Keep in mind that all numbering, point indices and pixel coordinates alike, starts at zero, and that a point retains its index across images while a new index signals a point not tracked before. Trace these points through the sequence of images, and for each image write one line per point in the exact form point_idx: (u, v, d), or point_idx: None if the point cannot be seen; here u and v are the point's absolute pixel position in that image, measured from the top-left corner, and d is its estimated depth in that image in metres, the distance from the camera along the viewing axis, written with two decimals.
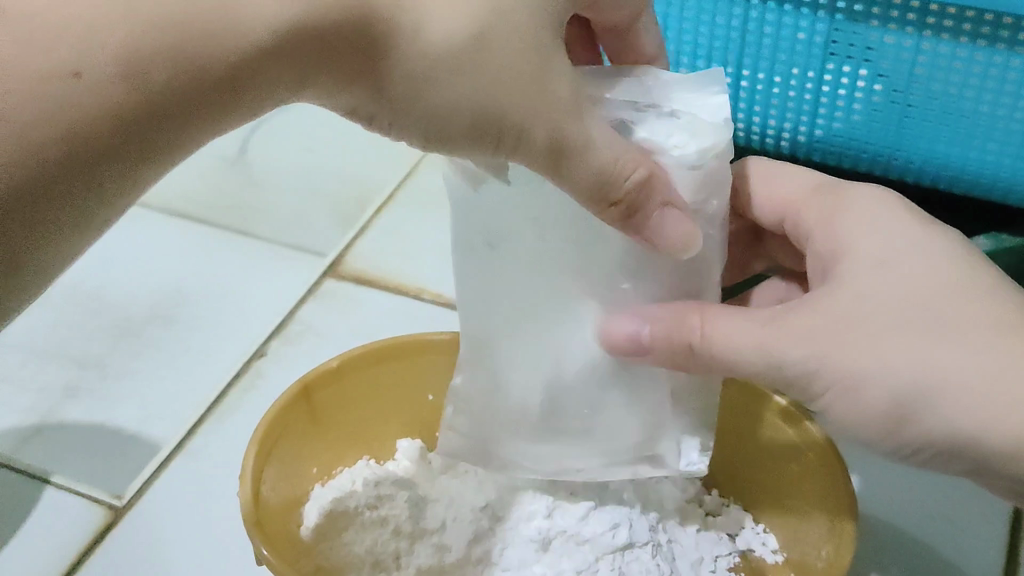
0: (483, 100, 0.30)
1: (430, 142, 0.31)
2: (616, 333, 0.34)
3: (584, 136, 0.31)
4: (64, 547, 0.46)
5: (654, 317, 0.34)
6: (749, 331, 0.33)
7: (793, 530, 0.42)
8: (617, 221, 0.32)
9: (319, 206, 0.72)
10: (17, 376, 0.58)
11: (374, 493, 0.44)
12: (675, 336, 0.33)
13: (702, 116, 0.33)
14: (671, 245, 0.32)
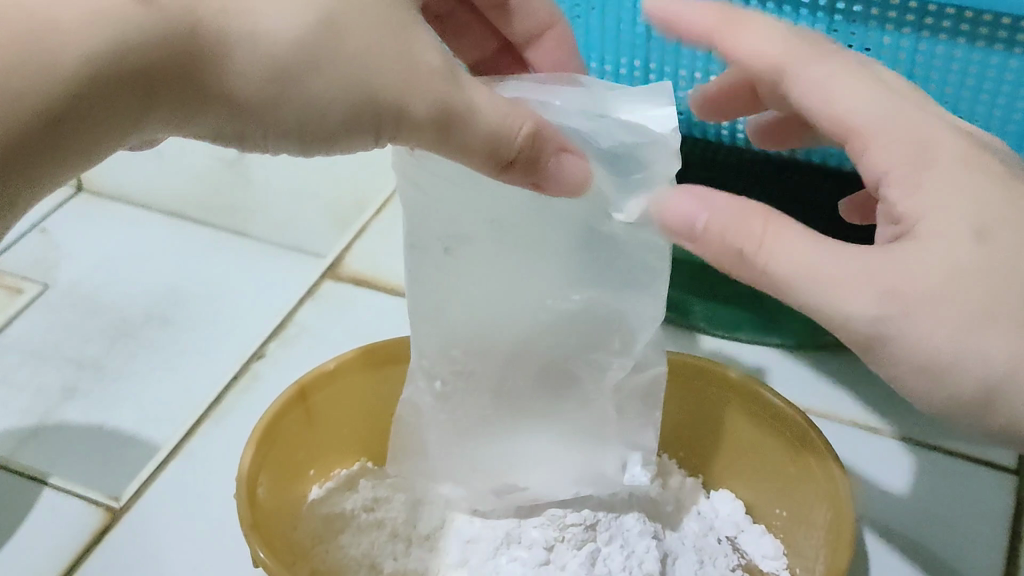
0: (351, 86, 0.30)
1: (322, 140, 0.32)
2: (669, 210, 0.33)
3: (472, 102, 0.31)
4: (60, 550, 0.45)
5: (715, 204, 0.32)
6: (821, 258, 0.30)
7: (796, 540, 0.42)
8: (521, 178, 0.33)
9: (316, 208, 0.72)
10: (14, 377, 0.58)
11: (370, 498, 0.43)
12: (730, 236, 0.31)
13: (647, 125, 0.35)
14: (573, 188, 0.34)
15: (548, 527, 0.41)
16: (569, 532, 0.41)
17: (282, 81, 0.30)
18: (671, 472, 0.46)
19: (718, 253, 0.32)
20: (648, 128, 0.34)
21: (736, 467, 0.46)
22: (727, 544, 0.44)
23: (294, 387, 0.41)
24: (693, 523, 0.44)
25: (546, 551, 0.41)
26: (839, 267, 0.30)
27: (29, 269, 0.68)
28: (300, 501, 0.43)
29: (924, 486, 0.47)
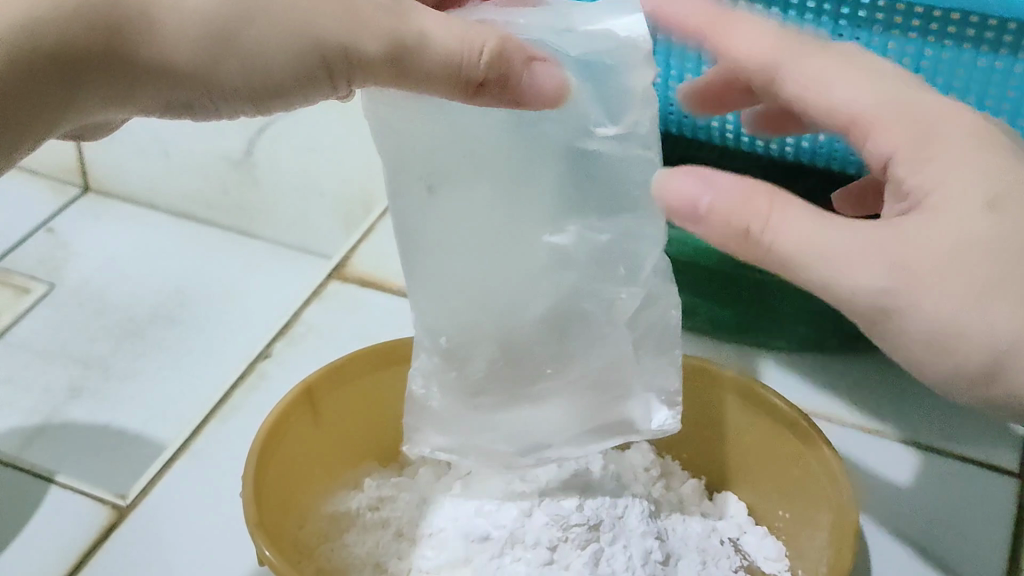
0: (288, 40, 0.32)
1: (287, 99, 0.34)
2: (671, 184, 0.32)
3: (422, 29, 0.32)
4: (66, 548, 0.46)
5: (714, 185, 0.31)
6: (825, 239, 0.30)
7: (800, 542, 0.42)
8: (493, 98, 0.32)
9: (328, 215, 0.73)
10: (21, 376, 0.59)
11: (376, 498, 0.43)
12: (735, 214, 0.30)
13: (614, 30, 0.34)
14: (545, 102, 0.33)
15: (552, 526, 0.41)
16: (572, 533, 0.40)
17: (216, 41, 0.32)
18: (674, 473, 0.47)
19: (722, 229, 0.31)
20: (614, 33, 0.34)
21: (739, 467, 0.46)
22: (730, 545, 0.44)
23: (301, 387, 0.42)
24: (697, 522, 0.44)
25: (549, 551, 0.40)
26: (849, 248, 0.29)
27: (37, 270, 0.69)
28: (311, 501, 0.43)
29: (928, 488, 0.47)
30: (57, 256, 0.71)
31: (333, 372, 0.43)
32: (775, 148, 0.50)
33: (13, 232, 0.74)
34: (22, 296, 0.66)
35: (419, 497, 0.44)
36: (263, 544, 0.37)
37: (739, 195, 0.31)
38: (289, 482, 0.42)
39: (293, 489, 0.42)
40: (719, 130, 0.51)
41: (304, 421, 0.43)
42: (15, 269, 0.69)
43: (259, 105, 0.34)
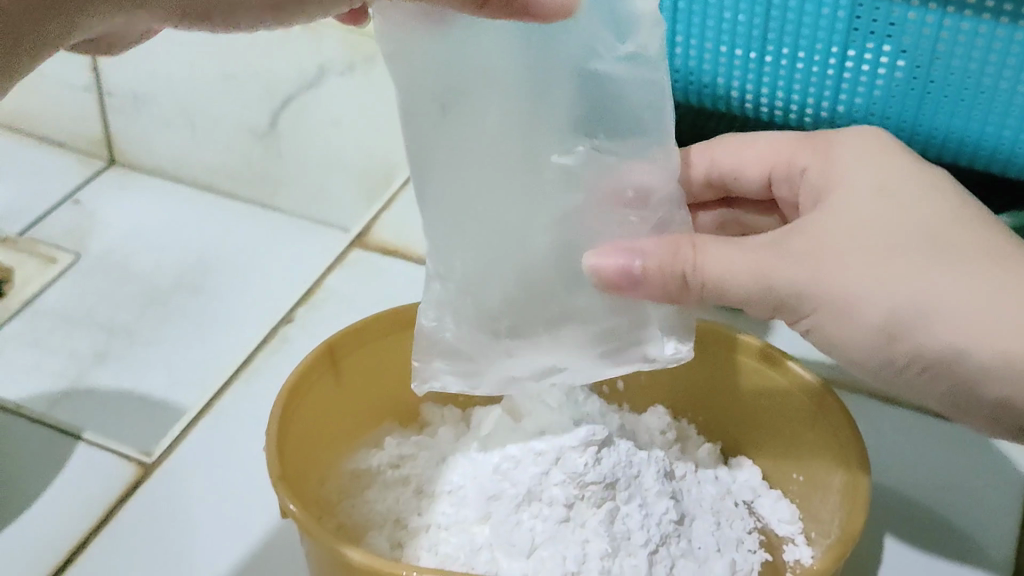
0: None
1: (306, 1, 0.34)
2: (605, 264, 0.37)
3: None
4: (92, 502, 0.47)
5: (637, 252, 0.36)
6: (735, 257, 0.36)
7: (811, 503, 0.43)
8: (499, 13, 0.31)
9: (348, 184, 0.73)
10: (48, 341, 0.60)
11: (397, 455, 0.44)
12: (668, 267, 0.36)
13: None
14: (550, 14, 0.32)
15: (568, 483, 0.41)
16: (588, 491, 0.41)
17: None
18: (690, 437, 0.47)
19: (659, 279, 0.36)
20: None
21: (750, 429, 0.46)
22: (744, 507, 0.45)
23: (322, 347, 0.43)
24: (711, 484, 0.45)
25: (566, 509, 0.41)
26: (759, 259, 0.36)
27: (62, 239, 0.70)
28: (332, 459, 0.44)
29: (941, 454, 0.48)
30: (82, 226, 0.72)
31: (355, 332, 0.44)
32: (794, 117, 0.51)
33: (38, 203, 0.75)
34: (47, 265, 0.67)
35: (437, 455, 0.45)
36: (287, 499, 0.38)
37: (659, 247, 0.37)
38: (312, 439, 0.43)
39: (315, 447, 0.43)
40: (739, 100, 0.51)
41: (326, 381, 0.44)
42: (40, 239, 0.70)
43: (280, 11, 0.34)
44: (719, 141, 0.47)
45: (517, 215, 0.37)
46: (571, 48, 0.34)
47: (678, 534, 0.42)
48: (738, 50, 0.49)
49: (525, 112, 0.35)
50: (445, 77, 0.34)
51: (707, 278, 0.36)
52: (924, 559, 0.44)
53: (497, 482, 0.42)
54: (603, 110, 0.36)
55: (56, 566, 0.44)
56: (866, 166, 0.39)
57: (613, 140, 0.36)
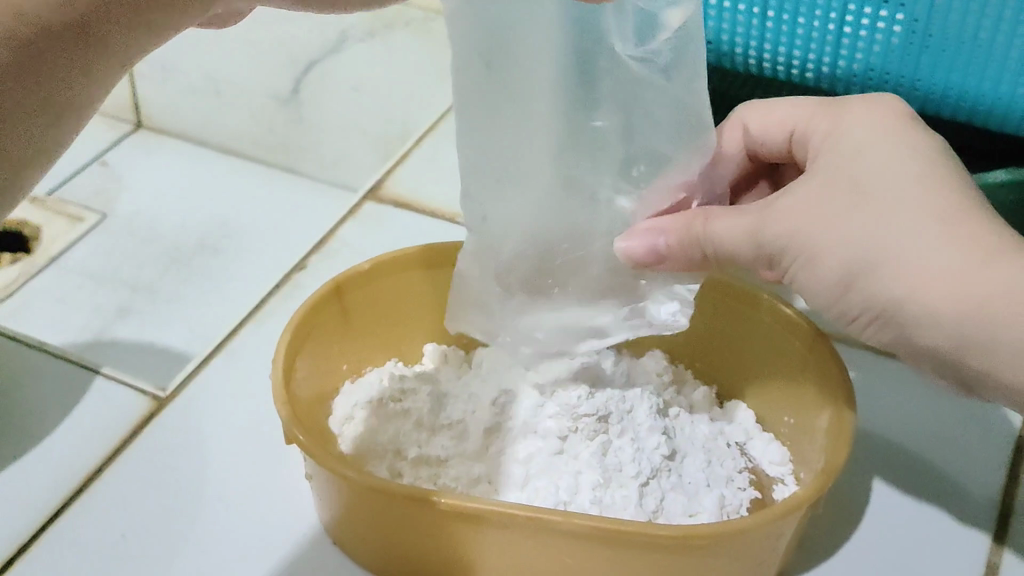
0: None
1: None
2: (633, 246, 0.40)
3: None
4: (109, 433, 0.49)
5: (660, 230, 0.39)
6: (732, 223, 0.39)
7: (801, 448, 0.44)
8: None
9: (367, 144, 0.75)
10: (73, 296, 0.61)
11: (398, 389, 0.46)
12: (687, 246, 0.39)
13: None
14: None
15: (562, 416, 0.44)
16: (582, 423, 0.43)
17: None
18: (686, 381, 0.49)
19: (681, 253, 0.39)
20: None
21: (749, 377, 0.48)
22: (736, 448, 0.46)
23: (329, 284, 0.44)
24: (705, 424, 0.46)
25: (560, 441, 0.43)
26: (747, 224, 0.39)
27: (88, 198, 0.71)
28: (333, 389, 0.46)
29: (933, 402, 0.49)
30: (111, 186, 0.72)
31: (362, 272, 0.46)
32: (796, 74, 0.51)
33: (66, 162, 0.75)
34: (74, 226, 0.68)
35: (437, 392, 0.46)
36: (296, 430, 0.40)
37: (676, 221, 0.40)
38: (317, 371, 0.45)
39: (319, 380, 0.45)
40: (743, 59, 0.52)
41: (333, 316, 0.45)
42: (68, 199, 0.71)
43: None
44: (743, 109, 0.47)
45: (533, 186, 0.39)
46: (603, 30, 0.35)
47: (669, 468, 0.43)
48: (741, 6, 0.50)
49: (554, 95, 0.37)
50: (488, 50, 0.35)
51: (720, 250, 0.39)
52: (909, 498, 0.45)
53: (496, 415, 0.44)
54: (630, 92, 0.37)
55: (70, 494, 0.46)
56: (872, 113, 0.40)
57: (646, 114, 0.38)
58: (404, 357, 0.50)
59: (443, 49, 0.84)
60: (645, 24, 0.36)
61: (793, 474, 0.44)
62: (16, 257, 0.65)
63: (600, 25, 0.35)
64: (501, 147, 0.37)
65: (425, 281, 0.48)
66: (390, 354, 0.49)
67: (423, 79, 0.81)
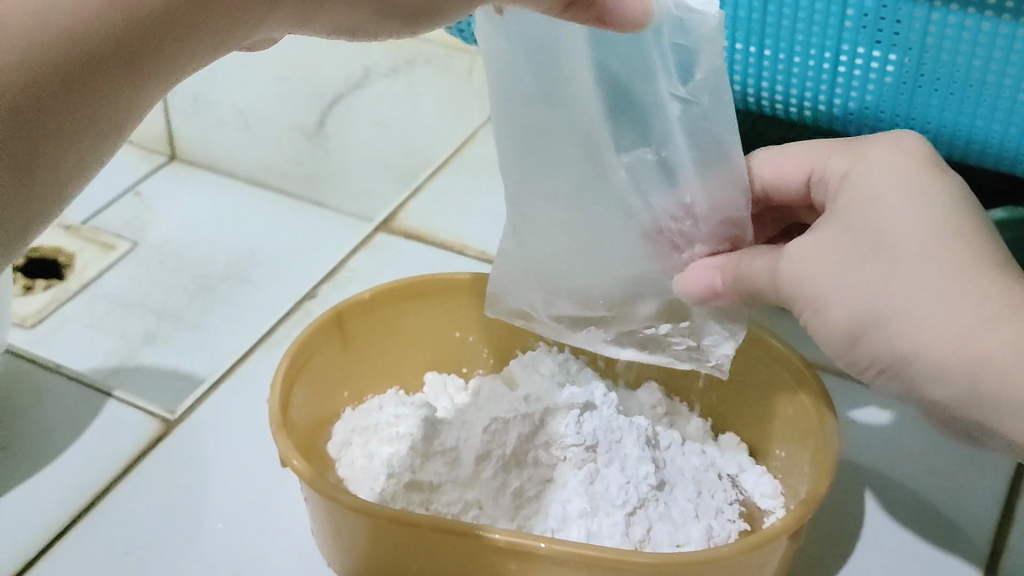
0: None
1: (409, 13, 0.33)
2: (692, 280, 0.42)
3: None
4: (119, 453, 0.50)
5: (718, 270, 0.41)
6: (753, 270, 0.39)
7: (792, 483, 0.44)
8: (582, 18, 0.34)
9: (387, 177, 0.76)
10: (101, 322, 0.62)
11: (393, 416, 0.47)
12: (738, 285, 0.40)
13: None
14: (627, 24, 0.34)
15: (552, 446, 0.45)
16: (570, 453, 0.45)
17: None
18: (681, 413, 0.49)
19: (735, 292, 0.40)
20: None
21: (747, 414, 0.48)
22: (727, 479, 0.46)
23: (328, 313, 0.45)
24: (696, 456, 0.46)
25: (550, 470, 0.45)
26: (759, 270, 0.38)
27: (119, 227, 0.73)
28: (331, 416, 0.48)
29: (932, 437, 0.49)
30: (142, 216, 0.74)
31: (362, 302, 0.47)
32: (795, 111, 0.52)
33: (100, 194, 0.77)
34: (105, 254, 0.70)
35: (430, 418, 0.47)
36: (291, 456, 0.41)
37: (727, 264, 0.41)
38: (316, 398, 0.46)
39: (318, 406, 0.47)
40: (742, 94, 0.53)
41: (333, 345, 0.47)
42: (101, 228, 0.73)
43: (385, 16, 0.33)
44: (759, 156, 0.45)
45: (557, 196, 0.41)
46: (636, 58, 0.37)
47: (657, 498, 0.43)
48: (738, 45, 0.51)
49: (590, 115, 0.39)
50: (537, 81, 0.38)
51: (750, 285, 0.40)
52: (902, 532, 0.45)
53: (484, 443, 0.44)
54: (666, 128, 0.38)
55: (77, 511, 0.47)
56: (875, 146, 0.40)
57: (684, 158, 0.39)
58: (404, 386, 0.51)
59: (462, 83, 0.85)
60: (685, 59, 0.37)
61: (781, 508, 0.44)
62: (48, 283, 0.67)
63: (640, 54, 0.37)
64: (541, 168, 0.40)
65: (424, 309, 0.49)
66: (390, 382, 0.50)
67: (444, 113, 0.82)
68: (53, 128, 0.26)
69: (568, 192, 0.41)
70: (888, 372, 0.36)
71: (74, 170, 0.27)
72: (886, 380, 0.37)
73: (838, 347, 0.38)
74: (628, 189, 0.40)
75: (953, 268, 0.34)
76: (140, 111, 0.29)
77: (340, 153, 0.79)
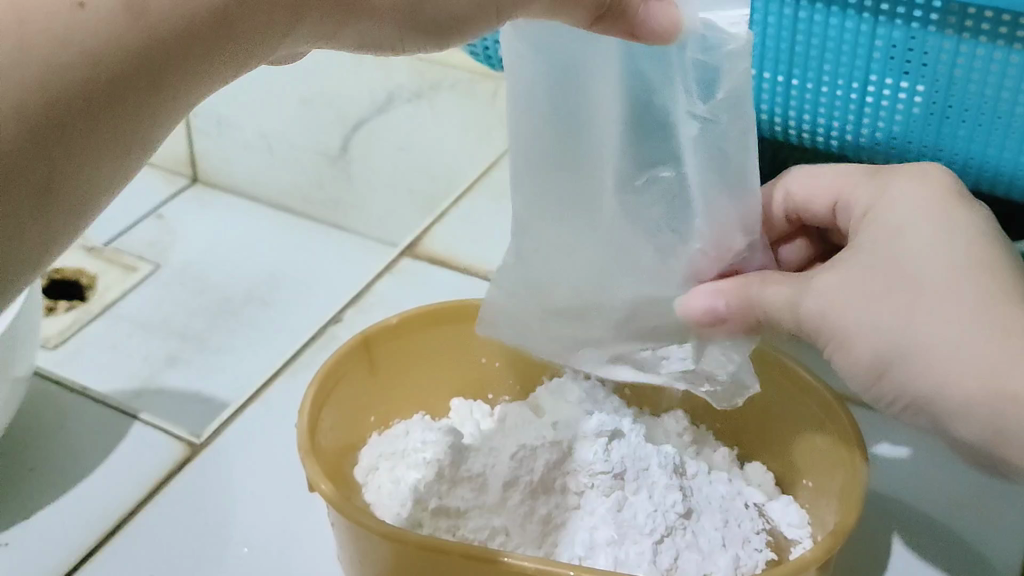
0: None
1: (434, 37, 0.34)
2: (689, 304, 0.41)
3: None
4: (145, 477, 0.50)
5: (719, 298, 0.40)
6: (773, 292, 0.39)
7: (820, 513, 0.44)
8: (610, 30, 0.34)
9: (409, 202, 0.76)
10: (124, 344, 0.63)
11: (420, 443, 0.47)
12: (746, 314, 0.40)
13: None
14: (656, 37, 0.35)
15: (580, 473, 0.45)
16: (598, 480, 0.44)
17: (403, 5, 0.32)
18: (708, 442, 0.49)
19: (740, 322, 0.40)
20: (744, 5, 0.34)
21: (774, 443, 0.48)
22: (755, 509, 0.45)
23: (356, 339, 0.46)
24: (723, 486, 0.46)
25: (577, 497, 0.45)
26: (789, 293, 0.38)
27: (142, 249, 0.73)
28: (358, 441, 0.48)
29: (960, 469, 0.49)
30: (165, 238, 0.75)
31: (390, 328, 0.47)
32: (822, 141, 0.52)
33: (124, 216, 0.77)
34: (128, 276, 0.70)
35: (457, 444, 0.47)
36: (319, 481, 0.41)
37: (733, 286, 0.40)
38: (344, 423, 0.46)
39: (346, 432, 0.47)
40: (769, 123, 0.53)
41: (360, 370, 0.47)
42: (124, 249, 0.73)
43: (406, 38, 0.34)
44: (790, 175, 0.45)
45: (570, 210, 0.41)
46: (660, 74, 0.37)
47: (684, 527, 0.43)
48: (766, 75, 0.51)
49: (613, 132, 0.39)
50: (555, 84, 0.38)
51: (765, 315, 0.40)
52: (930, 565, 0.45)
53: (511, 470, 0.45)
54: (683, 147, 0.38)
55: (104, 532, 0.47)
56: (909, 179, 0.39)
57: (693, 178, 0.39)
58: (430, 412, 0.51)
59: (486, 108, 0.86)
60: (704, 77, 0.36)
61: (810, 538, 0.44)
62: (72, 304, 0.67)
63: (665, 70, 0.37)
64: (548, 179, 0.41)
65: (452, 336, 0.49)
66: (417, 408, 0.50)
67: (467, 138, 0.82)
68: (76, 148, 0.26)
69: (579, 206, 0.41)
70: (919, 404, 0.36)
71: (100, 193, 0.27)
72: (912, 412, 0.37)
73: (864, 379, 0.38)
74: (646, 205, 0.40)
75: (981, 297, 0.34)
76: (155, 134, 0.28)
77: (362, 177, 0.79)
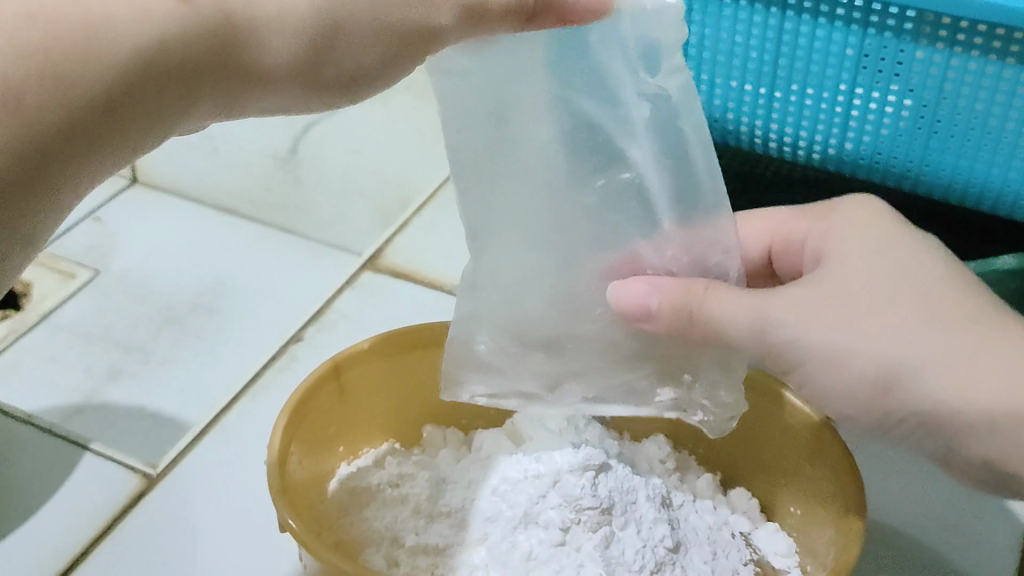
0: (379, 44, 0.32)
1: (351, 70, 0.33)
2: None
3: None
4: (97, 513, 0.48)
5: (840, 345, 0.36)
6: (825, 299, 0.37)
7: (812, 544, 0.42)
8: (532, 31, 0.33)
9: (365, 206, 0.73)
10: (62, 357, 0.59)
11: (396, 475, 0.45)
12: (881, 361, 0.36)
13: None
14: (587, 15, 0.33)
15: (565, 507, 0.42)
16: (585, 515, 0.42)
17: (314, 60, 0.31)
18: (689, 467, 0.47)
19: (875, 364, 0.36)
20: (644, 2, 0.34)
21: (759, 470, 0.46)
22: (741, 538, 0.44)
23: (325, 366, 0.43)
24: (709, 514, 0.45)
25: (562, 532, 0.42)
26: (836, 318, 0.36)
27: (79, 254, 0.69)
28: (327, 474, 0.45)
29: (941, 489, 0.48)
30: (103, 243, 0.70)
31: (361, 352, 0.45)
32: (801, 155, 0.50)
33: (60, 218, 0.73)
34: (63, 283, 0.66)
35: (435, 477, 0.45)
36: (289, 513, 0.39)
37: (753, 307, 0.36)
38: (314, 458, 0.44)
39: (315, 466, 0.45)
40: (749, 135, 0.51)
41: (330, 397, 0.44)
42: (60, 254, 0.69)
43: (331, 68, 0.32)
44: None
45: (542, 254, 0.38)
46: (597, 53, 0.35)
47: (673, 561, 0.42)
48: (747, 86, 0.49)
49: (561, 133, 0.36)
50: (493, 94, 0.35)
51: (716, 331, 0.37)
52: None
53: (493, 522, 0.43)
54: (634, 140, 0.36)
55: None
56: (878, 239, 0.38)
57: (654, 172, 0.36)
58: (399, 438, 0.48)
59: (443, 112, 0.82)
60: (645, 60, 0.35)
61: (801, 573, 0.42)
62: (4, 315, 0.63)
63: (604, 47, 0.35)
64: (489, 206, 0.37)
65: (420, 361, 0.47)
66: (389, 434, 0.48)
67: (424, 142, 0.79)
68: (98, 150, 0.29)
69: (526, 257, 0.38)
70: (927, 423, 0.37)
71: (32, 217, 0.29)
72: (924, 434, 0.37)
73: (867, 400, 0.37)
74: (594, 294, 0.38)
75: None
76: (323, 95, 0.33)
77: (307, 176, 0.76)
